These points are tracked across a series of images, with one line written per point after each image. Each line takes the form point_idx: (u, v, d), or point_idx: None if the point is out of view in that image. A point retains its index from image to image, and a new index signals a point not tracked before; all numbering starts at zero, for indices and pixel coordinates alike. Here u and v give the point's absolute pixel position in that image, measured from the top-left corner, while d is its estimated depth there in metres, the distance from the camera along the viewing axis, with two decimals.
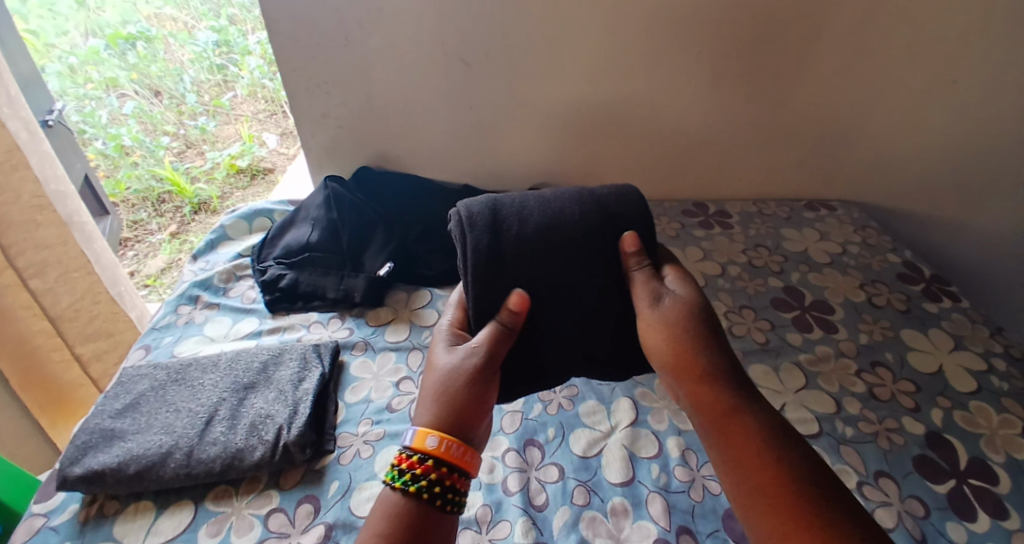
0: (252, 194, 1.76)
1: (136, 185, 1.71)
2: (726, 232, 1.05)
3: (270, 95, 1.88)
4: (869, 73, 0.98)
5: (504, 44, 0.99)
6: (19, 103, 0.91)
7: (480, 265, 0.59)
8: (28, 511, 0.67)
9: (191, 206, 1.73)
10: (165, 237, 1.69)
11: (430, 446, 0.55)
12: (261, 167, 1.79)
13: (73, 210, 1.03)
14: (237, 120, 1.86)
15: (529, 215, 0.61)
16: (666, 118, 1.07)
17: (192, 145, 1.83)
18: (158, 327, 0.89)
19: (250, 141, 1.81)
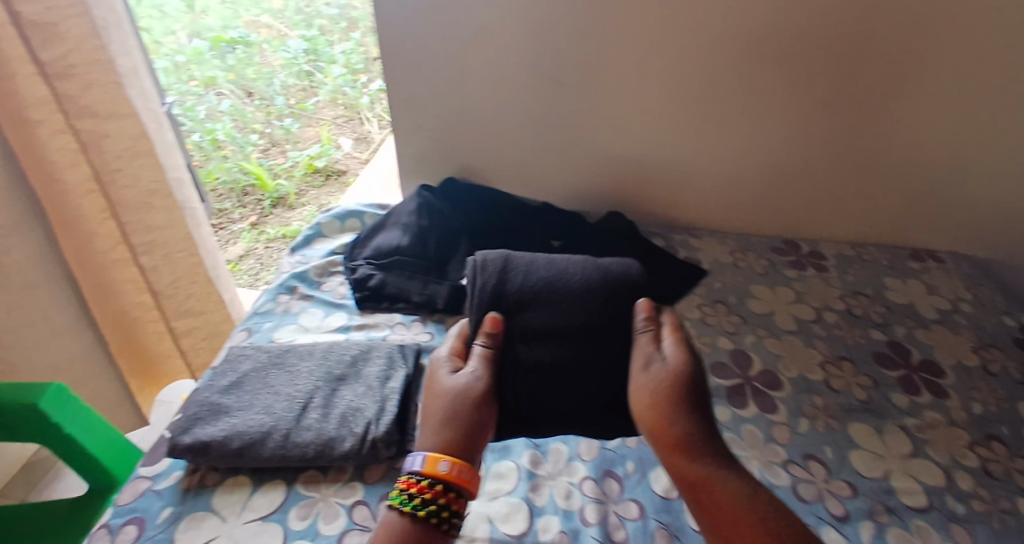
0: (326, 194, 1.89)
1: (226, 177, 1.84)
2: (821, 275, 0.97)
3: (350, 103, 2.01)
4: (991, 119, 0.92)
5: (599, 67, 0.98)
6: (150, 96, 0.98)
7: (482, 307, 0.66)
8: (136, 473, 0.71)
9: (271, 200, 1.88)
10: (245, 227, 1.85)
11: (441, 471, 0.55)
12: (336, 168, 1.93)
13: (188, 198, 1.09)
14: (319, 123, 2.00)
15: (535, 270, 0.68)
16: (762, 151, 1.03)
17: (275, 142, 1.95)
18: (259, 312, 0.93)
19: (328, 143, 1.95)
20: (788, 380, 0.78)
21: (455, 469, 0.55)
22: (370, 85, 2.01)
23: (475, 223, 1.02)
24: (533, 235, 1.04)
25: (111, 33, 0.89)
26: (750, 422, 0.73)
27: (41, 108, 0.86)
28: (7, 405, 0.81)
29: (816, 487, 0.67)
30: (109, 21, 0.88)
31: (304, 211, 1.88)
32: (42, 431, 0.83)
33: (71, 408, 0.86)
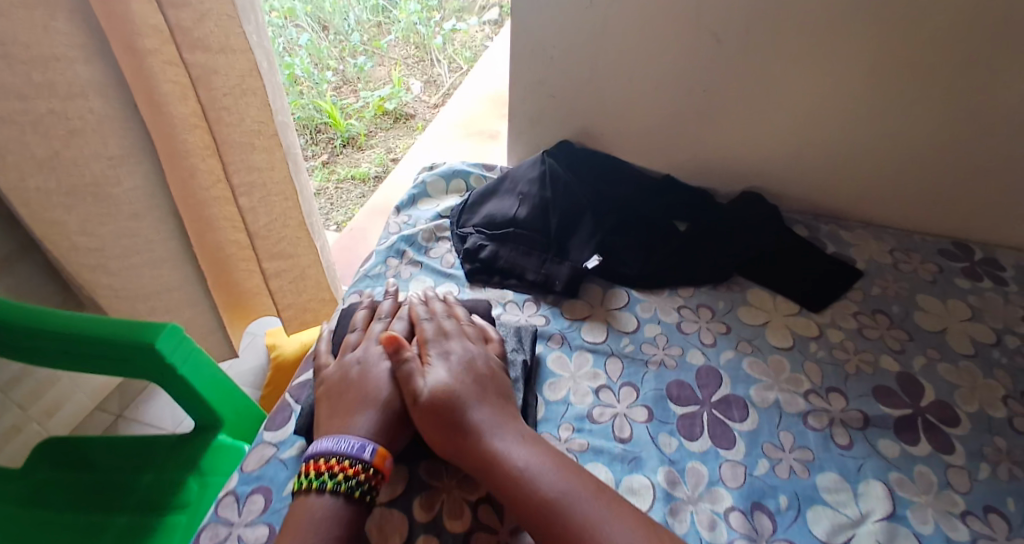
0: (394, 136, 1.86)
1: (300, 112, 1.80)
2: (1000, 289, 0.85)
3: (421, 42, 2.04)
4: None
5: (771, 21, 0.84)
6: (264, 31, 0.86)
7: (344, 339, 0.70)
8: (260, 438, 0.68)
9: (342, 139, 1.82)
10: (317, 165, 1.78)
11: (384, 463, 0.56)
12: (405, 111, 1.91)
13: (290, 143, 0.97)
14: (391, 63, 2.02)
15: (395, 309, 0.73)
16: (948, 134, 0.88)
17: (348, 82, 1.96)
18: (370, 275, 0.88)
19: (399, 86, 1.93)
20: (966, 415, 0.67)
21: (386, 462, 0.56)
22: (441, 23, 2.07)
23: (598, 197, 0.92)
24: (660, 215, 0.93)
25: None
26: (922, 462, 0.63)
27: (154, 37, 0.78)
28: (124, 341, 0.79)
29: None
30: None
31: (372, 153, 1.83)
32: (157, 370, 0.82)
33: (184, 348, 0.83)
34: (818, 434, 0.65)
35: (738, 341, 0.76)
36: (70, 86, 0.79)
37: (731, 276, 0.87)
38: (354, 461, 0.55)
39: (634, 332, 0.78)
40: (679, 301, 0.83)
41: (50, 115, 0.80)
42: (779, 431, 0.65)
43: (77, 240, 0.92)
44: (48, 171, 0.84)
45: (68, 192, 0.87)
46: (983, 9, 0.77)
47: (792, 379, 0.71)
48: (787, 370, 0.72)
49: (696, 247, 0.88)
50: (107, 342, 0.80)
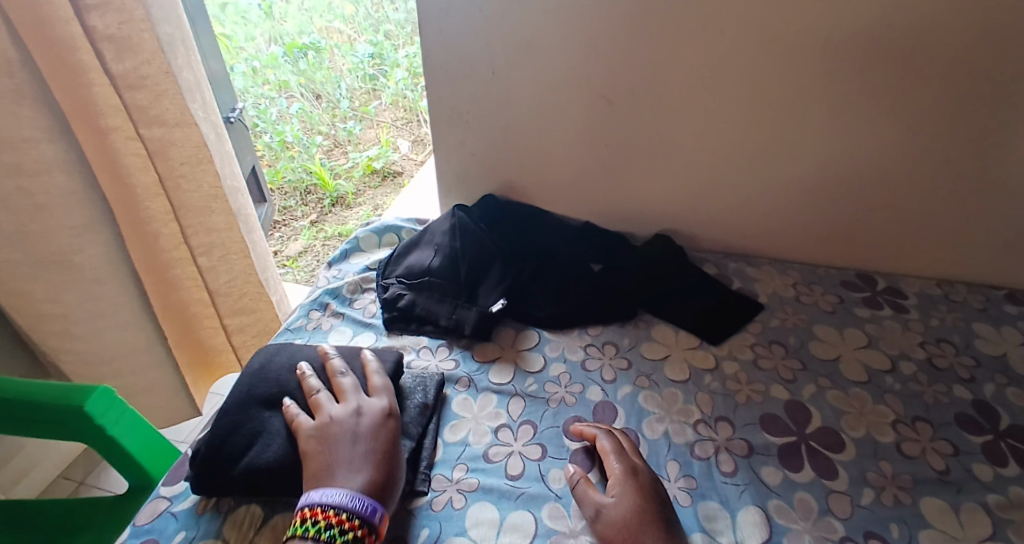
0: (381, 194, 1.93)
1: (292, 177, 1.88)
2: (899, 315, 0.88)
3: (410, 105, 2.10)
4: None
5: (657, 85, 0.92)
6: (210, 109, 0.97)
7: (245, 380, 0.71)
8: (156, 492, 0.69)
9: (331, 199, 1.88)
10: (306, 224, 1.83)
11: (374, 518, 0.57)
12: (392, 169, 1.98)
13: (242, 205, 1.06)
14: (379, 126, 2.09)
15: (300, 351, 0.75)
16: (834, 176, 0.94)
17: (339, 145, 2.03)
18: (291, 328, 0.91)
19: (387, 146, 2.00)
20: (852, 440, 0.69)
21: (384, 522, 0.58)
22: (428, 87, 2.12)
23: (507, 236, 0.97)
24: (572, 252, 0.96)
25: (177, 49, 0.89)
26: (804, 488, 0.64)
27: (116, 115, 0.84)
28: (63, 403, 0.81)
29: None
30: (174, 38, 0.88)
31: (360, 210, 1.88)
32: (91, 433, 0.83)
33: (117, 408, 0.85)
34: (702, 463, 0.66)
35: (636, 376, 0.78)
36: (36, 164, 0.84)
37: (637, 314, 0.90)
38: (365, 523, 0.56)
39: (539, 372, 0.81)
40: (586, 340, 0.85)
41: (17, 191, 0.84)
42: (667, 461, 0.66)
43: (47, 307, 0.95)
44: (19, 244, 0.88)
45: (34, 262, 0.90)
46: (854, 60, 0.83)
47: (683, 410, 0.72)
48: (680, 401, 0.74)
49: (607, 288, 0.91)
50: (53, 405, 0.81)
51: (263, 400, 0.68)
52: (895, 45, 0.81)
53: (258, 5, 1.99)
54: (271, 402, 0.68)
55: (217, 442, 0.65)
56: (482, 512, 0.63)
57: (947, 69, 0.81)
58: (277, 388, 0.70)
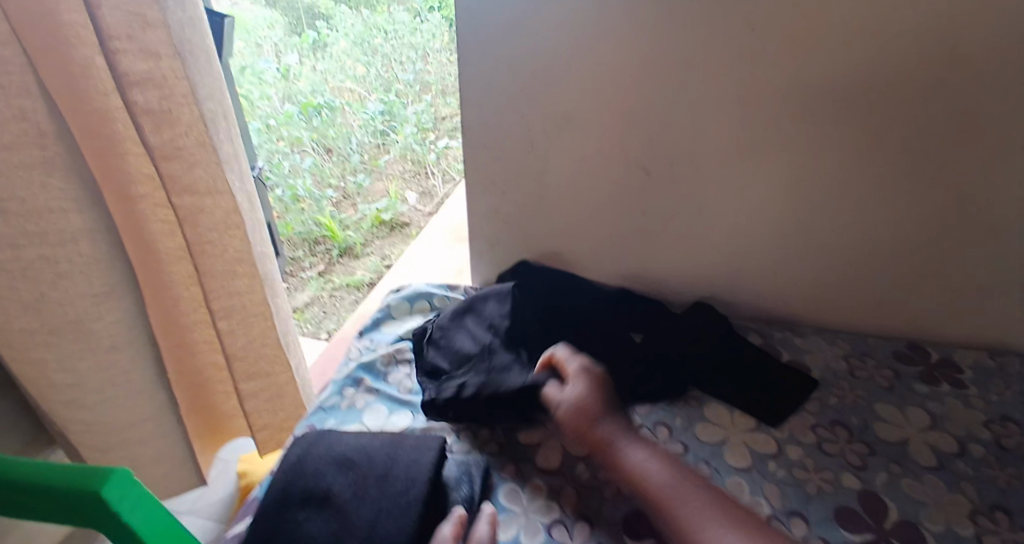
0: (389, 244, 1.91)
1: (302, 229, 1.88)
2: (958, 391, 0.85)
3: (418, 159, 2.15)
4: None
5: (695, 156, 0.92)
6: (246, 179, 0.91)
7: (279, 475, 0.66)
8: None
9: (340, 250, 1.88)
10: (314, 275, 1.82)
11: None
12: (401, 220, 1.97)
13: (270, 274, 0.99)
14: (388, 178, 2.11)
15: (338, 442, 0.69)
16: (877, 244, 0.92)
17: (348, 197, 2.03)
18: (324, 407, 0.88)
19: (395, 198, 2.02)
20: (935, 535, 0.64)
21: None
22: (437, 142, 2.19)
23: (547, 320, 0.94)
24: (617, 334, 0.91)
25: (218, 125, 0.83)
26: None
27: (146, 184, 0.77)
28: None
29: None
30: (217, 113, 0.82)
31: (369, 260, 1.87)
32: None
33: None
34: None
35: (695, 462, 0.74)
36: (59, 236, 0.75)
37: (687, 390, 0.87)
38: None
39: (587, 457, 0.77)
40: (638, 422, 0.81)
41: (39, 261, 0.75)
42: None
43: (55, 377, 0.83)
44: (35, 312, 0.77)
45: (49, 331, 0.79)
46: (901, 134, 0.83)
47: (751, 502, 0.69)
48: (746, 492, 0.70)
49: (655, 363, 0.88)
50: None
51: (299, 499, 0.63)
52: (941, 119, 0.81)
53: (275, 67, 2.05)
54: (308, 501, 0.63)
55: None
56: None
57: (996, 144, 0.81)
58: (314, 484, 0.64)
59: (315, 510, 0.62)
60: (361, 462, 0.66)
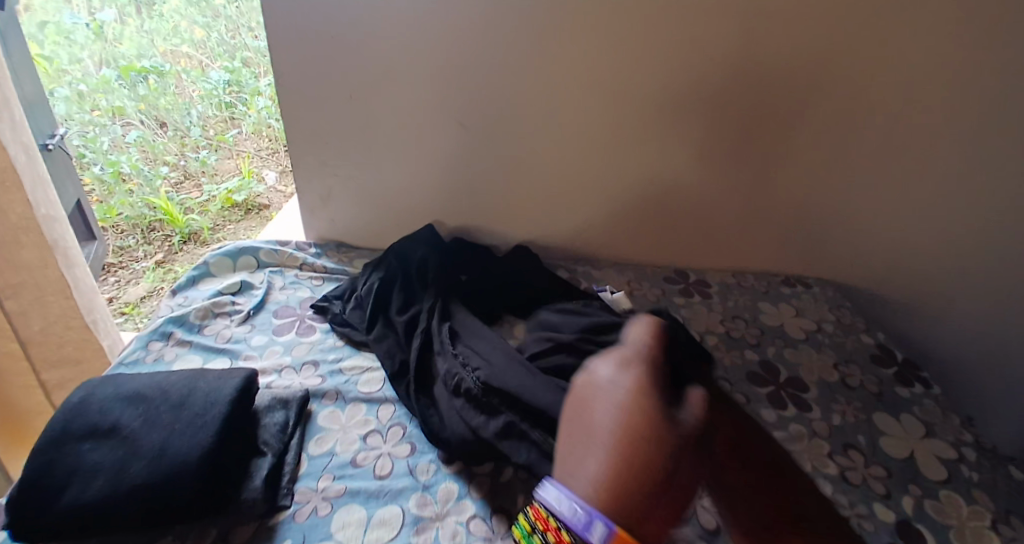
0: (243, 227, 1.78)
1: (129, 212, 1.71)
2: (705, 301, 1.08)
3: (275, 135, 1.97)
4: (866, 154, 1.00)
5: (500, 111, 1.03)
6: (20, 129, 0.95)
7: (58, 416, 0.65)
8: None
9: (181, 236, 1.73)
10: (150, 265, 1.67)
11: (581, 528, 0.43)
12: (256, 202, 1.84)
13: (61, 236, 1.04)
14: (239, 156, 1.92)
15: (127, 382, 0.70)
16: (652, 189, 1.09)
17: (189, 177, 1.87)
18: (126, 362, 0.87)
19: (248, 177, 1.85)
20: None
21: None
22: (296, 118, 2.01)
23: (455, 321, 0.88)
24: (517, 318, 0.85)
25: None
26: None
27: None
28: None
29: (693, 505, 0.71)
30: None
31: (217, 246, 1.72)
32: None
33: None
34: None
35: None
36: None
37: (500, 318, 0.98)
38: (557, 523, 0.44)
39: None
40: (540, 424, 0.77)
41: None
42: None
43: None
44: None
45: None
46: (658, 93, 0.98)
47: None
48: None
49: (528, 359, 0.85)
50: None
51: (80, 433, 0.63)
52: (688, 78, 0.97)
53: (86, 23, 1.78)
54: (93, 433, 0.63)
55: (25, 487, 0.59)
56: (349, 514, 0.67)
57: (732, 102, 0.98)
58: (98, 418, 0.65)
59: (102, 441, 0.63)
60: (153, 395, 0.68)
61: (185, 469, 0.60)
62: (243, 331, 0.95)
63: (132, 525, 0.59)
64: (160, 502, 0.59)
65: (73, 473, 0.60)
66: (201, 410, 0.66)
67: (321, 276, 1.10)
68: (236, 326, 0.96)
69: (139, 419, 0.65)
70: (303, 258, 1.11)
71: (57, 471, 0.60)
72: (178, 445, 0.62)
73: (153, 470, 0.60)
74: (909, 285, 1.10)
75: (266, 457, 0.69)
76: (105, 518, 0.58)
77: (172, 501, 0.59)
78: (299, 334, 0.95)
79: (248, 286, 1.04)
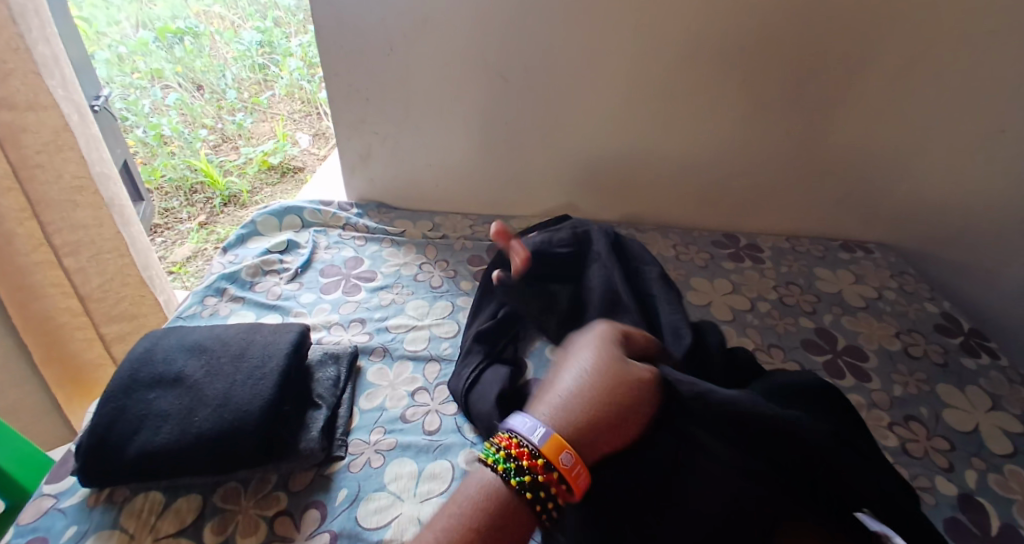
0: (281, 191, 1.79)
1: (171, 174, 1.72)
2: (757, 266, 1.04)
3: (307, 97, 1.96)
4: (938, 106, 0.93)
5: (543, 62, 0.99)
6: (71, 86, 0.95)
7: (126, 366, 0.67)
8: (39, 491, 0.66)
9: (222, 198, 1.75)
10: (194, 227, 1.70)
11: (562, 461, 0.49)
12: (292, 164, 1.84)
13: (113, 193, 1.05)
14: (274, 118, 1.94)
15: (188, 334, 0.72)
16: (700, 145, 1.04)
17: (228, 139, 1.88)
18: (183, 316, 0.89)
19: (284, 140, 1.86)
20: None
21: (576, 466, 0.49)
22: None
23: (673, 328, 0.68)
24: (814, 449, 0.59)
25: (29, 19, 0.86)
26: None
27: None
28: None
29: None
30: (27, 9, 0.86)
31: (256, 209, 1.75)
32: None
33: None
34: None
35: None
36: None
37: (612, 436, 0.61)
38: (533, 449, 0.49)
39: (453, 337, 0.87)
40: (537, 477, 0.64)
41: None
42: None
43: None
44: None
45: None
46: (714, 45, 0.93)
47: None
48: None
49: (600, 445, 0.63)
50: None
51: (147, 382, 0.65)
52: (747, 26, 0.91)
53: None
54: (160, 380, 0.65)
55: (98, 433, 0.61)
56: (401, 467, 0.68)
57: (794, 50, 0.92)
58: (163, 369, 0.67)
59: (167, 389, 0.65)
60: (213, 346, 0.70)
61: (248, 419, 0.62)
62: (292, 289, 0.96)
63: (198, 470, 0.61)
64: (225, 450, 0.61)
65: (143, 420, 0.62)
66: (262, 362, 0.68)
67: (364, 235, 1.10)
68: (285, 283, 0.97)
69: (201, 370, 0.67)
70: (346, 218, 1.11)
71: (128, 417, 0.62)
72: (240, 395, 0.64)
73: (217, 419, 0.62)
74: (974, 248, 1.04)
75: (320, 410, 0.70)
76: (173, 464, 0.60)
77: (236, 449, 0.61)
78: (345, 292, 0.96)
79: (294, 246, 1.05)
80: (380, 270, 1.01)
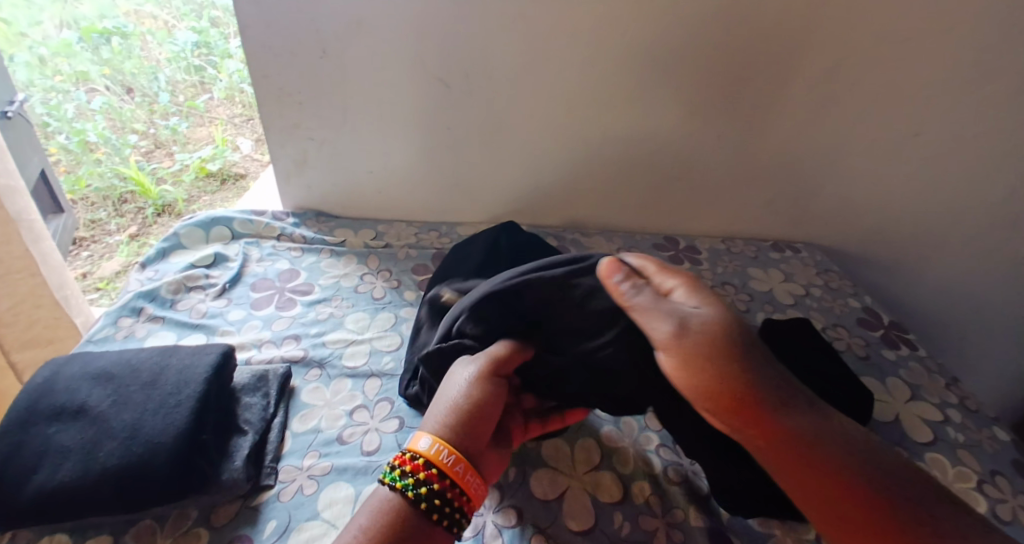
0: (221, 198, 1.67)
1: (99, 183, 1.62)
2: (695, 268, 1.06)
3: (248, 101, 1.86)
4: (862, 110, 0.97)
5: (483, 64, 0.97)
6: None
7: (26, 397, 0.62)
8: None
9: (155, 208, 1.63)
10: (124, 239, 1.58)
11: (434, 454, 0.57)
12: (233, 171, 1.72)
13: (20, 207, 0.97)
14: (213, 123, 1.81)
15: (97, 360, 0.67)
16: (639, 149, 1.05)
17: (161, 145, 1.77)
18: (94, 340, 0.83)
19: (223, 145, 1.74)
20: None
21: (458, 464, 0.57)
22: None
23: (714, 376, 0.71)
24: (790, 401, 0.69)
25: None
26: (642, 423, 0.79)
27: None
28: None
29: (680, 467, 0.73)
30: None
31: None
32: None
33: None
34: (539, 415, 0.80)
35: None
36: None
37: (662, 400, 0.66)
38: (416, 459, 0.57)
39: (395, 350, 0.83)
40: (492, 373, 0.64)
41: None
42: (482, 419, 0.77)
43: None
44: None
45: None
46: (650, 49, 0.94)
47: None
48: None
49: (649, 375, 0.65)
50: None
51: (48, 414, 0.60)
52: (680, 31, 0.92)
53: None
54: (63, 411, 0.61)
55: None
56: (336, 492, 0.64)
57: (726, 57, 0.93)
58: (66, 399, 0.62)
59: (71, 422, 0.60)
60: (125, 372, 0.65)
61: (159, 452, 0.58)
62: (219, 305, 0.91)
63: (105, 509, 0.57)
64: (134, 488, 0.57)
65: (43, 458, 0.57)
66: (177, 390, 0.63)
67: (300, 246, 1.05)
68: (211, 300, 0.92)
69: (110, 399, 0.62)
70: (280, 228, 1.06)
71: (26, 454, 0.58)
72: (150, 427, 0.59)
73: (125, 453, 0.57)
74: (894, 246, 1.09)
75: (246, 435, 0.67)
76: (78, 504, 0.56)
77: (146, 485, 0.57)
78: (279, 307, 0.91)
79: (222, 259, 0.99)
80: (317, 283, 0.97)
